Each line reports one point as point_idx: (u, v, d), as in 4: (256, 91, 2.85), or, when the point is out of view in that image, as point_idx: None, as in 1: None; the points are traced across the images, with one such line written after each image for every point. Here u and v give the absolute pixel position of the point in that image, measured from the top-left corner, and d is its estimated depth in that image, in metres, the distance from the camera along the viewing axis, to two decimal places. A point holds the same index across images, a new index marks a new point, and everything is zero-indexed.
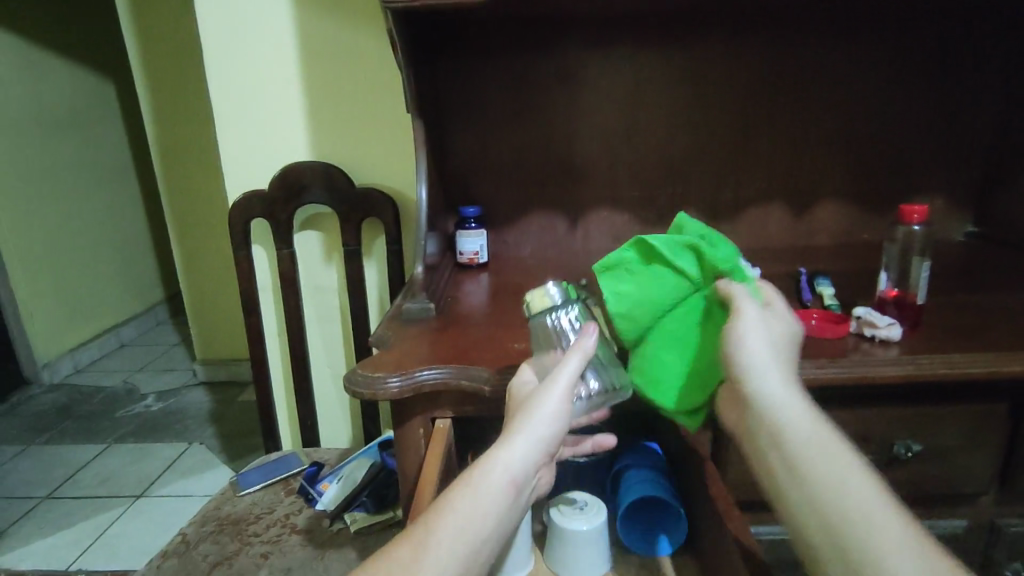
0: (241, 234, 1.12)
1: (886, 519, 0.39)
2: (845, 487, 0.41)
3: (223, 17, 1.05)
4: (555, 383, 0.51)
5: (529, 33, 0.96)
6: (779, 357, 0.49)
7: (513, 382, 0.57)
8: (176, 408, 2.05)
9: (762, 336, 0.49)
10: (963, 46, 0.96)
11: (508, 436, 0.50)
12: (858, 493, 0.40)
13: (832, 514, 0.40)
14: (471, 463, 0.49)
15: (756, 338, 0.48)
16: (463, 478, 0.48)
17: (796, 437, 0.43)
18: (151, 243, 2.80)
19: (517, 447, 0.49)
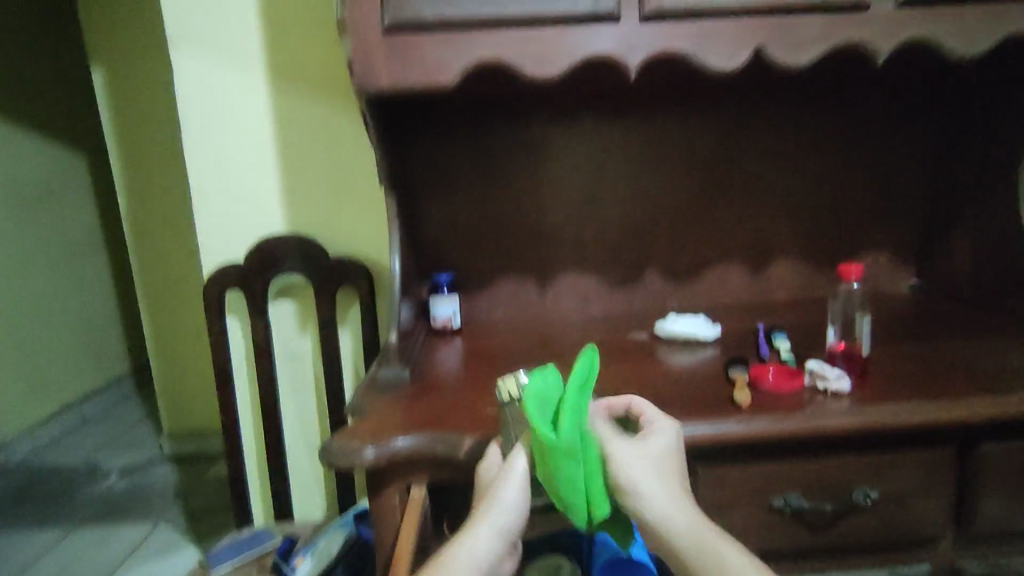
0: (216, 306, 1.14)
1: None
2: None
3: (202, 101, 1.10)
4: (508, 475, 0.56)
5: (494, 111, 1.02)
6: (666, 478, 0.55)
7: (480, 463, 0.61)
8: (140, 486, 1.98)
9: (647, 471, 0.55)
10: (889, 116, 1.05)
11: (472, 527, 0.54)
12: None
13: None
14: (439, 554, 0.54)
15: (638, 473, 0.54)
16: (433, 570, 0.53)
17: (689, 546, 0.52)
18: (121, 314, 2.77)
19: (479, 537, 0.53)
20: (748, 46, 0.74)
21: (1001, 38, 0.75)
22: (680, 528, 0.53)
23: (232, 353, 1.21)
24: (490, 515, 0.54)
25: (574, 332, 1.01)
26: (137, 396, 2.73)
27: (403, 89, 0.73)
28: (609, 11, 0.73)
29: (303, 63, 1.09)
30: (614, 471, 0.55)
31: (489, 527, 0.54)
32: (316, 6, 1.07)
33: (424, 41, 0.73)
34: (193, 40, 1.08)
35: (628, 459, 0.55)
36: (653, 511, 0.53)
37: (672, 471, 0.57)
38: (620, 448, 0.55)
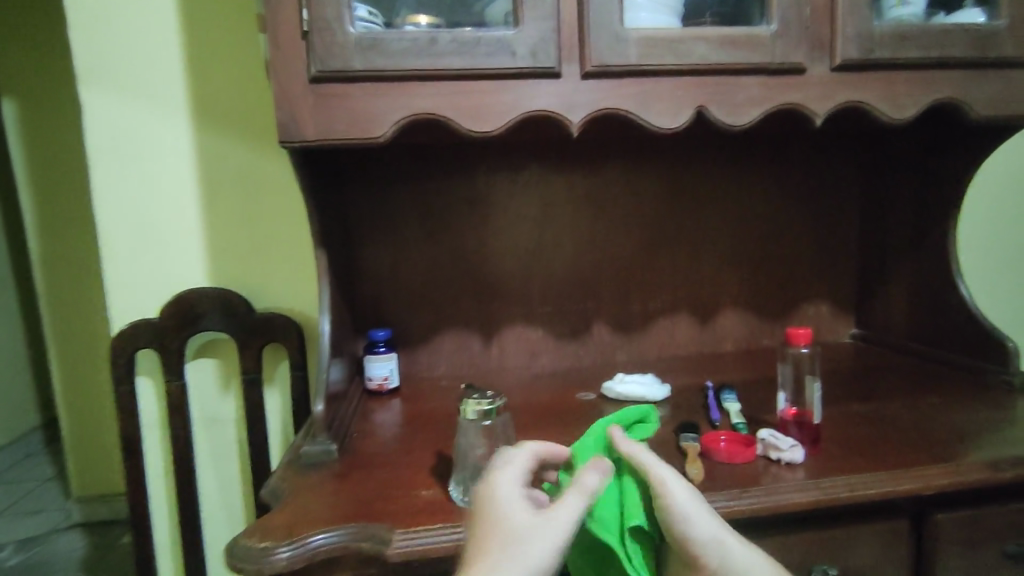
0: (125, 367, 1.02)
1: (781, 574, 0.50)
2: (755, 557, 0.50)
3: (115, 143, 1.01)
4: (558, 521, 0.47)
5: (434, 160, 0.98)
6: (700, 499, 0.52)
7: (508, 471, 0.52)
8: (38, 560, 1.76)
9: (683, 487, 0.52)
10: (824, 171, 1.07)
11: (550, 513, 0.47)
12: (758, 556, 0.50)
13: None
14: (523, 534, 0.46)
15: (674, 492, 0.51)
16: (519, 540, 0.46)
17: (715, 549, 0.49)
18: (27, 363, 2.53)
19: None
20: (690, 106, 0.74)
21: (930, 103, 0.77)
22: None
23: (143, 417, 1.09)
24: (523, 569, 0.44)
25: (520, 389, 0.96)
26: (43, 454, 2.47)
27: (331, 142, 0.68)
28: (550, 66, 0.70)
29: (229, 105, 1.02)
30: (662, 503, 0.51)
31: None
32: (244, 47, 1.02)
33: (355, 92, 0.68)
34: (106, 79, 0.99)
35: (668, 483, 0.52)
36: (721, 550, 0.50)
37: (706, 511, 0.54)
38: (674, 486, 0.52)
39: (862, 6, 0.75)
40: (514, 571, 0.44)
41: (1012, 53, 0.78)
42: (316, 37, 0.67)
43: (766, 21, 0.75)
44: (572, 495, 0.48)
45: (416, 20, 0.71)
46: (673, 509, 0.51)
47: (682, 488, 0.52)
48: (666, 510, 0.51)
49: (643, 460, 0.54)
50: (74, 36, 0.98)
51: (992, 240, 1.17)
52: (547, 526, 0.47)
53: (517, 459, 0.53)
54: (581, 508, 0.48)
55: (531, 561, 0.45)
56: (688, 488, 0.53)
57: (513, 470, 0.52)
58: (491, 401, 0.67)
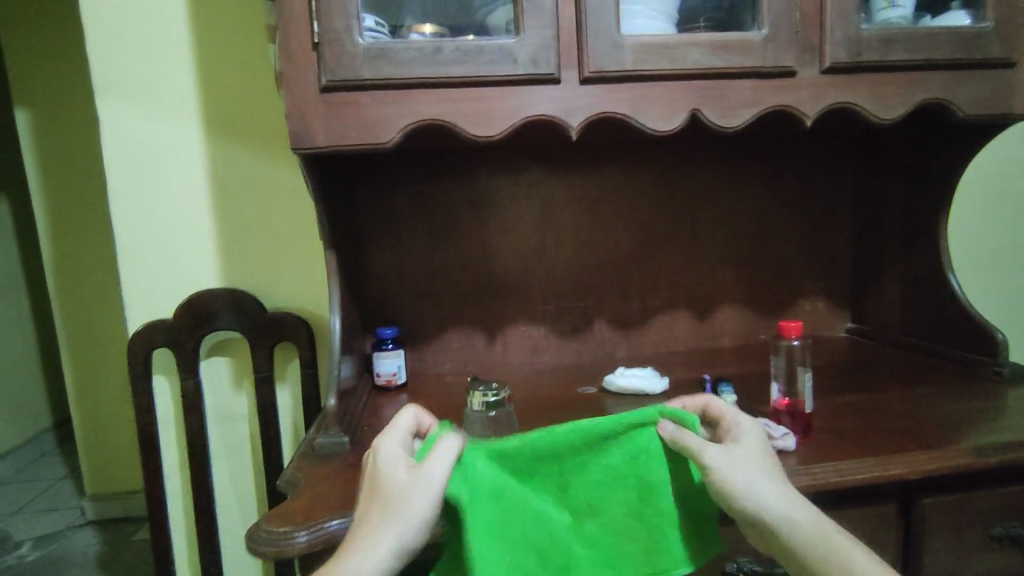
0: (141, 366, 1.06)
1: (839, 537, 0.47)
2: (814, 521, 0.47)
3: (130, 149, 1.04)
4: (430, 470, 0.49)
5: (439, 163, 1.01)
6: (760, 466, 0.50)
7: (383, 441, 0.53)
8: (54, 556, 1.80)
9: (740, 462, 0.50)
10: (819, 169, 1.10)
11: (407, 480, 0.48)
12: (818, 519, 0.47)
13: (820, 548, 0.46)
14: (380, 502, 0.48)
15: (733, 467, 0.49)
16: (377, 509, 0.48)
17: (776, 512, 0.47)
18: (39, 364, 2.58)
19: (382, 535, 0.46)
20: (684, 108, 0.77)
21: (917, 103, 0.80)
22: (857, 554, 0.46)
23: (159, 414, 1.12)
24: (397, 522, 0.46)
25: (524, 383, 0.99)
26: (56, 453, 2.51)
27: (342, 147, 0.72)
28: (550, 73, 0.73)
29: (239, 111, 1.06)
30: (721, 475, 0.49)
31: (395, 531, 0.46)
32: (255, 54, 1.05)
33: (363, 100, 0.71)
34: (122, 87, 1.03)
35: (723, 453, 0.50)
36: (806, 524, 0.47)
37: (782, 469, 0.51)
38: (736, 475, 0.49)
39: (850, 11, 0.77)
40: (388, 522, 0.46)
41: (997, 55, 0.81)
42: (326, 48, 0.70)
43: (757, 26, 0.77)
44: (443, 444, 0.50)
45: (421, 29, 0.74)
46: (738, 498, 0.48)
47: (743, 472, 0.49)
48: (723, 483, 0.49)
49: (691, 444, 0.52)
50: (90, 46, 1.01)
51: (983, 237, 1.19)
52: (420, 477, 0.49)
53: (396, 421, 0.56)
54: (447, 462, 0.50)
55: (408, 511, 0.47)
56: (754, 469, 0.49)
57: (395, 431, 0.54)
58: (496, 394, 0.73)
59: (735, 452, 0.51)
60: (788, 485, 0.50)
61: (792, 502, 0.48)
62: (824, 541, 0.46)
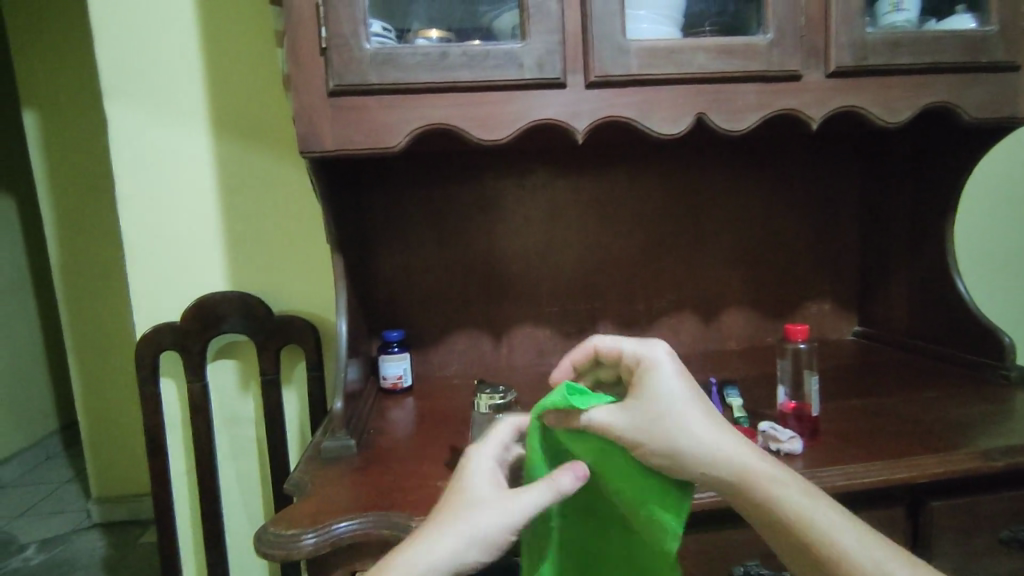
0: (149, 369, 1.06)
1: (771, 470, 0.47)
2: (744, 461, 0.47)
3: (138, 153, 1.05)
4: (510, 505, 0.47)
5: (444, 166, 1.02)
6: (675, 414, 0.48)
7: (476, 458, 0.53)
8: (61, 558, 1.80)
9: (654, 421, 0.48)
10: (823, 171, 1.10)
11: (498, 498, 0.48)
12: (746, 458, 0.47)
13: (757, 488, 0.46)
14: (459, 505, 0.48)
15: (645, 433, 0.48)
16: (453, 511, 0.48)
17: (706, 464, 0.47)
18: (46, 367, 2.59)
19: (441, 549, 0.44)
20: (690, 112, 0.77)
21: (923, 107, 0.80)
22: (788, 487, 0.46)
23: (166, 417, 1.13)
24: (469, 521, 0.46)
25: (530, 386, 0.99)
26: (62, 456, 2.53)
27: (350, 151, 0.72)
28: (556, 77, 0.74)
29: (246, 115, 1.06)
30: (637, 444, 0.48)
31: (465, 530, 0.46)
32: (262, 59, 1.06)
33: (371, 105, 0.72)
34: (130, 92, 1.04)
35: (632, 419, 0.49)
36: (734, 468, 0.46)
37: (698, 406, 0.49)
38: (654, 441, 0.48)
39: (856, 15, 0.77)
40: (461, 523, 0.46)
41: (1003, 58, 0.81)
42: (334, 53, 0.70)
43: (762, 30, 0.78)
44: (540, 488, 0.48)
45: (427, 34, 0.75)
46: (665, 461, 0.48)
47: (659, 434, 0.48)
48: (644, 452, 0.48)
49: (601, 420, 0.50)
50: (99, 52, 1.02)
51: (988, 239, 1.19)
52: (497, 506, 0.47)
53: (498, 428, 0.58)
54: (539, 501, 0.47)
55: (472, 535, 0.45)
56: (672, 425, 0.48)
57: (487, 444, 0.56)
58: (503, 396, 0.73)
59: (646, 410, 0.49)
60: (710, 425, 0.48)
61: (718, 446, 0.47)
62: (756, 484, 0.46)
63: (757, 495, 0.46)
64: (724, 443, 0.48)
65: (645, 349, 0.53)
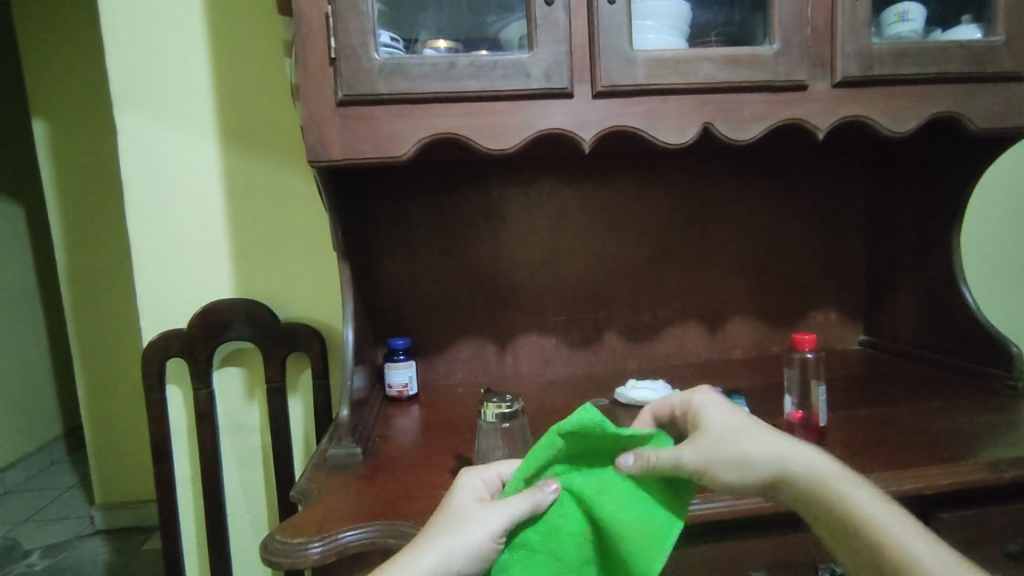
0: (155, 375, 1.06)
1: (836, 472, 0.50)
2: (810, 464, 0.50)
3: (148, 161, 1.06)
4: (490, 514, 0.48)
5: (451, 175, 1.02)
6: (736, 434, 0.51)
7: (469, 477, 0.53)
8: (64, 565, 1.80)
9: (718, 443, 0.50)
10: (829, 180, 1.10)
11: (475, 514, 0.48)
12: (810, 462, 0.50)
13: (827, 489, 0.49)
14: (441, 524, 0.49)
15: (710, 457, 0.49)
16: (436, 528, 0.48)
17: (775, 471, 0.50)
18: (52, 372, 2.60)
19: (422, 560, 0.45)
20: (696, 122, 0.77)
21: (929, 116, 0.80)
22: (860, 491, 0.48)
23: (172, 423, 1.13)
24: (446, 539, 0.47)
25: (535, 395, 0.99)
26: (66, 462, 2.53)
27: (358, 160, 0.73)
28: (563, 87, 0.74)
29: (254, 124, 1.07)
30: (703, 472, 0.49)
31: (441, 548, 0.46)
32: (271, 68, 1.07)
33: (379, 114, 0.72)
34: (141, 101, 1.05)
35: (695, 448, 0.49)
36: (803, 470, 0.50)
37: (755, 426, 0.52)
38: (725, 462, 0.49)
39: (862, 26, 0.78)
40: (437, 541, 0.47)
41: (1009, 68, 0.81)
42: (343, 63, 0.71)
43: (769, 40, 0.78)
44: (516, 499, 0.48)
45: (435, 44, 0.76)
46: (739, 480, 0.49)
47: (726, 454, 0.49)
48: (713, 475, 0.49)
49: (661, 459, 0.49)
50: (110, 61, 1.03)
51: (996, 249, 1.19)
52: (477, 517, 0.48)
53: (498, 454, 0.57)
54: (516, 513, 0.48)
55: (453, 545, 0.46)
56: (736, 443, 0.50)
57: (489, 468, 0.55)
58: (510, 405, 0.72)
59: (705, 438, 0.50)
60: (771, 438, 0.51)
61: (782, 455, 0.50)
62: (826, 484, 0.49)
63: (829, 496, 0.48)
64: (788, 453, 0.51)
65: (689, 394, 0.55)
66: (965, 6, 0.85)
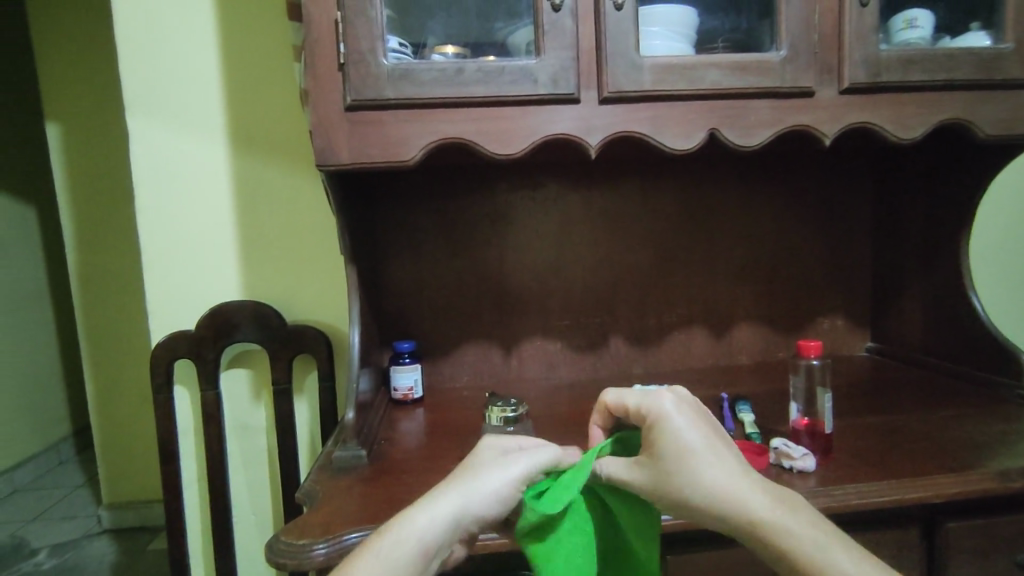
0: (163, 376, 1.07)
1: (786, 517, 0.45)
2: (758, 505, 0.46)
3: (158, 164, 1.07)
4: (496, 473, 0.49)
5: (458, 179, 1.03)
6: (684, 462, 0.47)
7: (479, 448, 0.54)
8: (71, 564, 1.81)
9: (664, 468, 0.48)
10: (836, 187, 1.10)
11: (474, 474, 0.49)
12: (757, 505, 0.46)
13: (770, 536, 0.45)
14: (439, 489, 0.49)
15: (653, 481, 0.48)
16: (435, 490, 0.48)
17: (717, 510, 0.46)
18: (61, 372, 2.62)
19: (443, 505, 0.46)
20: (703, 128, 0.77)
21: (937, 123, 0.80)
22: (811, 547, 0.44)
23: (179, 424, 1.14)
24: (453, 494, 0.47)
25: (540, 399, 0.99)
26: (74, 461, 2.55)
27: (366, 164, 0.73)
28: (570, 93, 0.74)
29: (264, 128, 1.08)
30: (646, 494, 0.49)
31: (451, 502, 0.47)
32: (280, 73, 1.08)
33: (388, 119, 0.73)
34: (152, 104, 1.06)
35: (642, 470, 0.49)
36: (747, 513, 0.45)
37: (710, 451, 0.48)
38: (664, 494, 0.47)
39: (869, 33, 0.78)
40: (439, 501, 0.47)
41: (1019, 75, 0.81)
42: (352, 68, 0.71)
43: (776, 47, 0.78)
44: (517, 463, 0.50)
45: (443, 50, 0.76)
46: (678, 509, 0.47)
47: (668, 482, 0.47)
48: (657, 500, 0.48)
49: (612, 473, 0.51)
50: (122, 66, 1.05)
51: (1005, 257, 1.18)
52: (497, 466, 0.50)
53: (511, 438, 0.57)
54: (515, 472, 0.49)
55: (475, 490, 0.48)
56: (681, 471, 0.47)
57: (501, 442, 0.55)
58: (514, 409, 0.79)
59: (655, 460, 0.48)
60: (722, 470, 0.47)
61: (730, 493, 0.46)
62: (771, 531, 0.45)
63: (771, 543, 0.45)
64: (737, 488, 0.46)
65: (650, 400, 0.52)
66: (973, 14, 0.85)
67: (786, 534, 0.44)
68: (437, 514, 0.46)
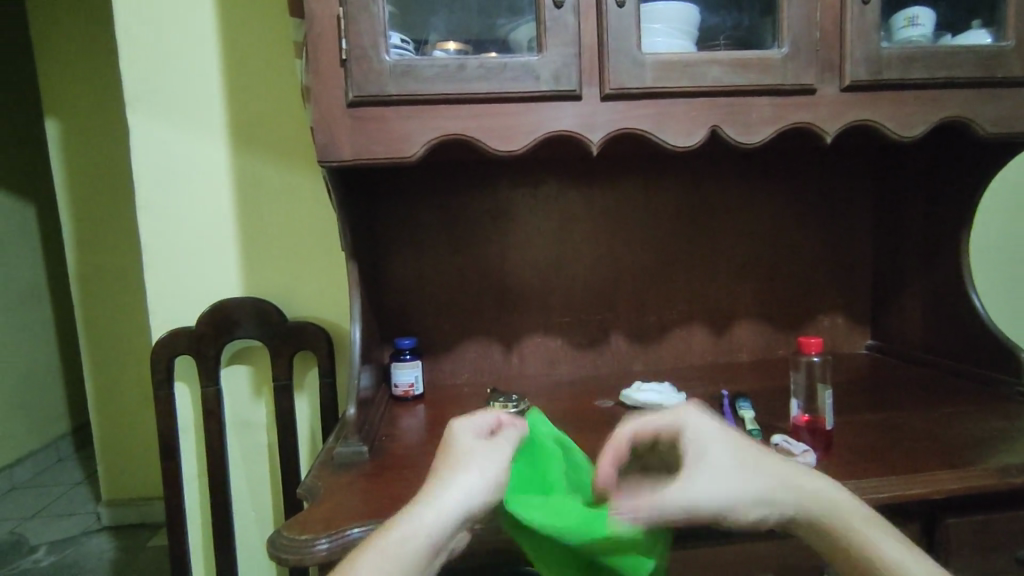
0: (164, 373, 1.07)
1: (823, 492, 0.49)
2: (800, 483, 0.49)
3: (159, 161, 1.07)
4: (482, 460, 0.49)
5: (459, 176, 1.03)
6: (728, 457, 0.49)
7: (457, 432, 0.52)
8: (71, 560, 1.81)
9: (717, 470, 0.48)
10: (837, 185, 1.10)
11: (463, 464, 0.48)
12: (800, 483, 0.49)
13: (819, 506, 0.48)
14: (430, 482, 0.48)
15: (716, 484, 0.47)
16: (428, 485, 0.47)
17: (770, 495, 0.48)
18: (60, 369, 2.62)
19: (444, 503, 0.45)
20: (704, 125, 0.77)
21: (938, 121, 0.80)
22: (853, 510, 0.48)
23: (180, 421, 1.14)
24: (445, 486, 0.47)
25: (541, 396, 1.00)
26: (73, 458, 2.55)
27: (368, 160, 0.73)
28: (572, 89, 0.74)
29: (265, 124, 1.08)
30: (716, 505, 0.46)
31: (449, 496, 0.46)
32: (281, 69, 1.07)
33: (390, 115, 0.73)
34: (153, 101, 1.06)
35: (700, 480, 0.47)
36: (793, 492, 0.48)
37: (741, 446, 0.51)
38: (728, 494, 0.46)
39: (871, 31, 0.78)
40: (433, 496, 0.46)
41: (1020, 73, 0.81)
42: (354, 64, 0.72)
43: (777, 44, 0.78)
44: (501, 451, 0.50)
45: (445, 47, 0.76)
46: (738, 507, 0.47)
47: (726, 481, 0.47)
48: (722, 503, 0.46)
49: (677, 497, 0.45)
50: (123, 62, 1.05)
51: (1004, 254, 1.18)
52: (484, 457, 0.49)
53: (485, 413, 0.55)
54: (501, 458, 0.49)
55: (470, 482, 0.47)
56: (730, 468, 0.48)
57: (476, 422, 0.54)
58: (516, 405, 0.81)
59: (703, 466, 0.48)
60: (759, 456, 0.50)
61: (777, 475, 0.49)
62: (819, 503, 0.48)
63: (818, 514, 0.48)
64: (780, 470, 0.50)
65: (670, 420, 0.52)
66: (975, 11, 0.86)
67: (831, 503, 0.48)
68: (439, 512, 0.45)
